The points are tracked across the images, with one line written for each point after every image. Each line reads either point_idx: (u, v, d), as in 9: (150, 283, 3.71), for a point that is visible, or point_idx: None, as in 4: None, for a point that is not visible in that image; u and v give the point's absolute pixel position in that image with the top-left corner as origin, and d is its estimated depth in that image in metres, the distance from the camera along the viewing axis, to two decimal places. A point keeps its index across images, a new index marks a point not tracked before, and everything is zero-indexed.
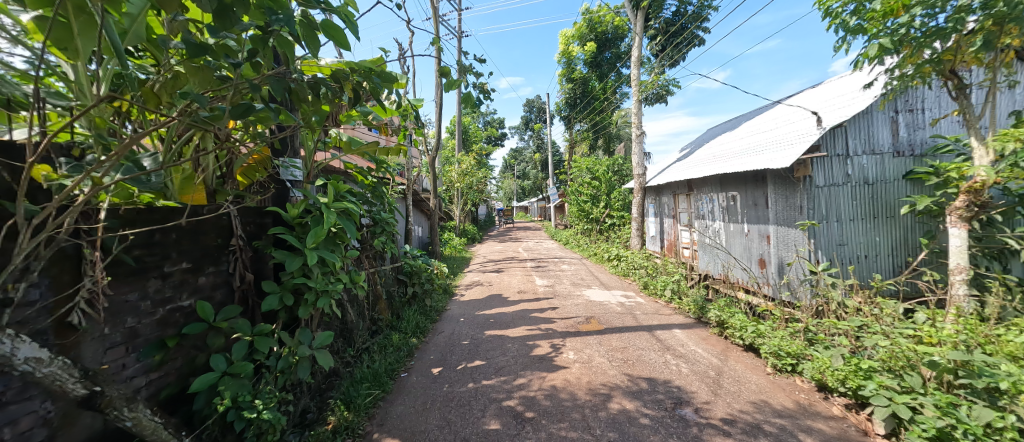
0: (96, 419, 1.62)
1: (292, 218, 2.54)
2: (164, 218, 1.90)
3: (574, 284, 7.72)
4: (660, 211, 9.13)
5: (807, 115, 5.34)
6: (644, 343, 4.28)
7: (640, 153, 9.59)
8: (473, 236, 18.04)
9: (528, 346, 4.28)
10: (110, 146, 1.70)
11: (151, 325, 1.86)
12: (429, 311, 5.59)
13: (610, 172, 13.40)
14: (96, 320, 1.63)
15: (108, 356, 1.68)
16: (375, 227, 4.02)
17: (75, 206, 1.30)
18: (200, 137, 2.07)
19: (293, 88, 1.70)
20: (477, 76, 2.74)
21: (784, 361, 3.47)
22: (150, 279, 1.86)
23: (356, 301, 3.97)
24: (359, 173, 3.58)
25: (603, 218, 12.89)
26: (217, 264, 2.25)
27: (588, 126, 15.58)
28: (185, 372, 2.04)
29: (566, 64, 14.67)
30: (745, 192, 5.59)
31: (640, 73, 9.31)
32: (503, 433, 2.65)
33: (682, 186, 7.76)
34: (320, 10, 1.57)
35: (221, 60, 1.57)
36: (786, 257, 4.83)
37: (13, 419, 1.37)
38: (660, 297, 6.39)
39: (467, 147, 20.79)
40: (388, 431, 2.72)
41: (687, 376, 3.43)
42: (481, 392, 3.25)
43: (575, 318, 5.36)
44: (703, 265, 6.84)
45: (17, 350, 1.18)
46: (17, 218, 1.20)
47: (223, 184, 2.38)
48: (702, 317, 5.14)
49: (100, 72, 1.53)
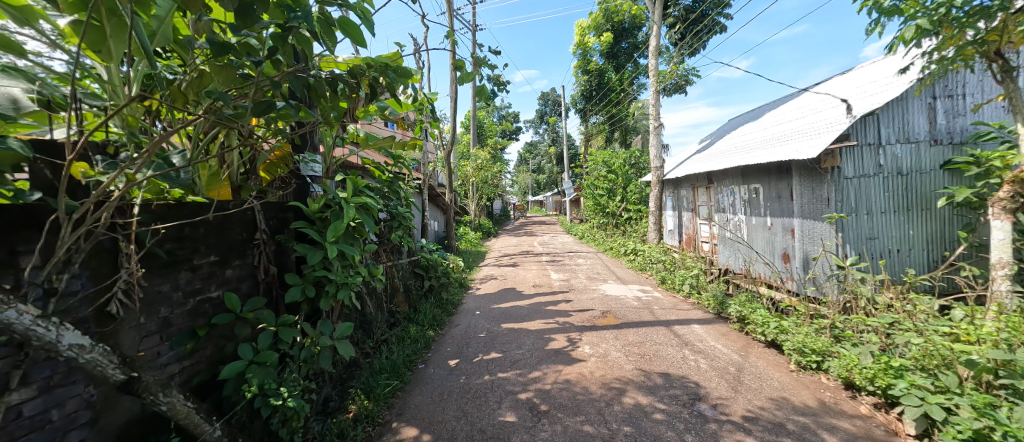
0: (135, 404, 1.71)
1: (313, 213, 2.62)
2: (191, 214, 1.99)
3: (589, 278, 7.67)
4: (678, 204, 8.95)
5: (834, 103, 5.13)
6: (661, 338, 4.23)
7: (658, 146, 9.38)
8: (488, 231, 18.19)
9: (543, 340, 4.29)
10: (141, 144, 1.77)
11: (182, 315, 1.95)
12: (446, 304, 5.66)
13: (627, 164, 13.19)
14: (133, 310, 1.71)
15: (143, 344, 1.77)
16: (393, 221, 4.12)
17: (111, 201, 1.39)
18: (225, 134, 2.13)
19: (313, 85, 1.72)
20: (492, 68, 2.72)
21: (808, 358, 3.37)
22: (180, 271, 1.94)
23: (375, 294, 4.06)
24: (376, 168, 3.65)
25: (619, 211, 12.72)
26: (242, 257, 2.34)
27: (604, 118, 15.35)
28: (214, 360, 2.14)
29: (582, 56, 14.45)
30: (769, 184, 5.42)
31: (659, 63, 9.10)
32: (519, 425, 2.66)
33: (702, 179, 7.58)
34: (337, 6, 1.57)
35: (243, 58, 1.62)
36: (812, 251, 4.68)
37: (60, 401, 1.45)
38: (678, 291, 6.29)
39: (482, 142, 20.77)
40: (406, 421, 2.79)
41: (706, 372, 3.37)
42: (497, 384, 3.28)
43: (591, 312, 5.34)
44: (723, 259, 6.69)
45: (62, 336, 1.25)
46: (58, 213, 1.29)
47: (246, 180, 2.45)
48: (722, 312, 5.04)
49: (132, 74, 1.58)
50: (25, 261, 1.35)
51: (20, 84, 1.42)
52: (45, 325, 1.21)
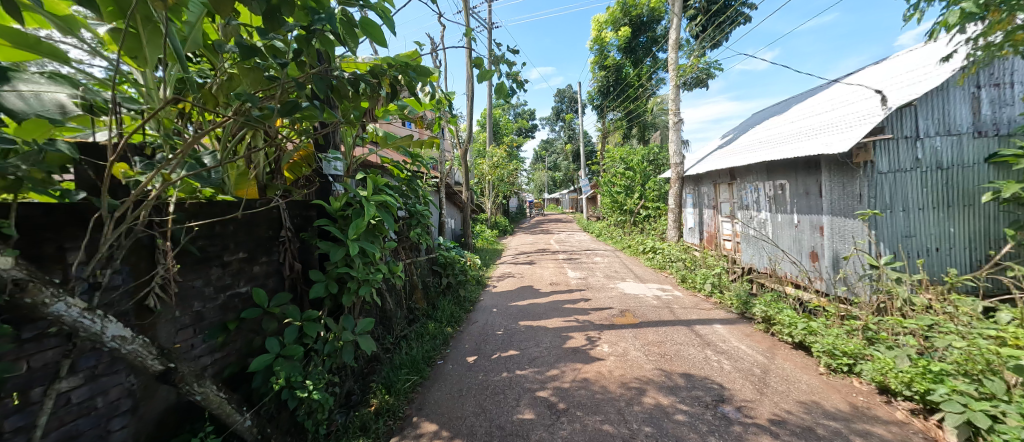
0: (171, 393, 1.80)
1: (336, 211, 2.68)
2: (222, 212, 2.07)
3: (607, 276, 7.58)
4: (698, 201, 8.75)
5: (867, 95, 4.91)
6: (682, 338, 4.16)
7: (677, 141, 9.19)
8: (504, 228, 18.24)
9: (561, 338, 4.28)
10: (175, 146, 1.85)
11: (214, 309, 2.04)
12: (463, 301, 5.72)
13: (645, 161, 12.96)
14: (169, 304, 1.80)
15: (179, 337, 1.86)
16: (411, 219, 4.18)
17: (148, 200, 1.46)
18: (252, 135, 2.20)
19: (336, 85, 1.76)
20: (510, 65, 2.70)
21: (839, 361, 3.24)
22: (212, 267, 2.03)
23: (395, 291, 4.14)
24: (395, 167, 3.71)
25: (637, 209, 12.53)
26: (269, 254, 2.43)
27: (622, 114, 15.12)
28: (244, 353, 2.22)
29: (599, 51, 14.24)
30: (796, 180, 5.23)
31: (679, 56, 8.89)
32: (537, 423, 2.67)
33: (724, 175, 7.38)
34: (358, 7, 1.60)
35: (270, 61, 1.66)
36: (842, 250, 4.49)
37: (105, 389, 1.54)
38: (699, 290, 6.15)
39: (498, 139, 20.78)
40: (426, 416, 2.83)
41: (730, 374, 3.29)
42: (515, 381, 3.29)
43: (609, 311, 5.28)
44: (746, 258, 6.50)
45: (106, 328, 1.32)
46: (101, 211, 1.36)
47: (272, 179, 2.53)
48: (746, 312, 4.90)
49: (165, 78, 1.63)
50: (72, 256, 1.43)
51: (66, 89, 1.47)
52: (91, 317, 1.28)
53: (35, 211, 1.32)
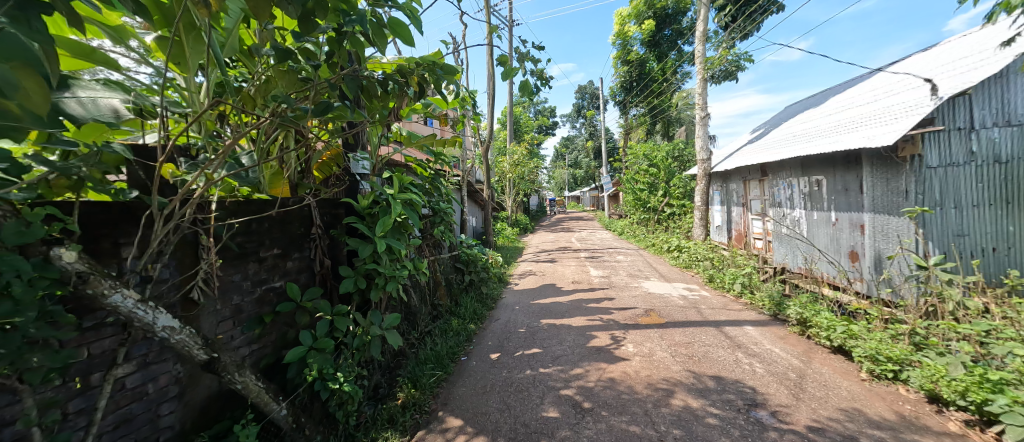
0: (213, 381, 1.90)
1: (364, 209, 2.75)
2: (258, 209, 2.16)
3: (630, 275, 7.45)
4: (726, 199, 8.45)
5: (913, 85, 4.60)
6: (710, 339, 4.03)
7: (704, 137, 8.91)
8: (525, 226, 18.23)
9: (585, 337, 4.24)
10: (216, 147, 1.94)
11: (251, 302, 2.13)
12: (485, 298, 5.76)
13: (670, 158, 12.64)
14: (211, 297, 1.90)
15: (220, 328, 1.96)
16: (435, 217, 4.24)
17: (193, 199, 1.54)
18: (285, 136, 2.28)
19: (366, 85, 1.80)
20: (535, 62, 2.68)
21: (883, 367, 3.06)
22: (249, 263, 2.12)
23: (419, 287, 4.21)
24: (419, 165, 3.76)
25: (661, 207, 12.24)
26: (301, 250, 2.53)
27: (645, 110, 14.80)
28: (278, 345, 2.32)
29: (622, 46, 13.97)
30: (834, 176, 4.96)
31: (706, 49, 8.60)
32: (562, 421, 2.65)
33: (755, 172, 7.10)
34: (388, 7, 1.63)
35: (304, 63, 1.72)
36: (886, 250, 4.23)
37: (155, 376, 1.64)
38: (728, 290, 5.95)
39: (519, 137, 20.74)
40: (451, 410, 2.87)
41: (763, 377, 3.16)
42: (539, 379, 3.29)
43: (633, 310, 5.19)
44: (779, 258, 6.24)
45: (157, 319, 1.40)
46: (152, 209, 1.45)
47: (302, 178, 2.62)
48: (779, 314, 4.70)
49: (206, 83, 1.70)
50: (126, 251, 1.53)
51: (118, 95, 1.57)
52: (145, 308, 1.36)
53: (93, 209, 1.42)
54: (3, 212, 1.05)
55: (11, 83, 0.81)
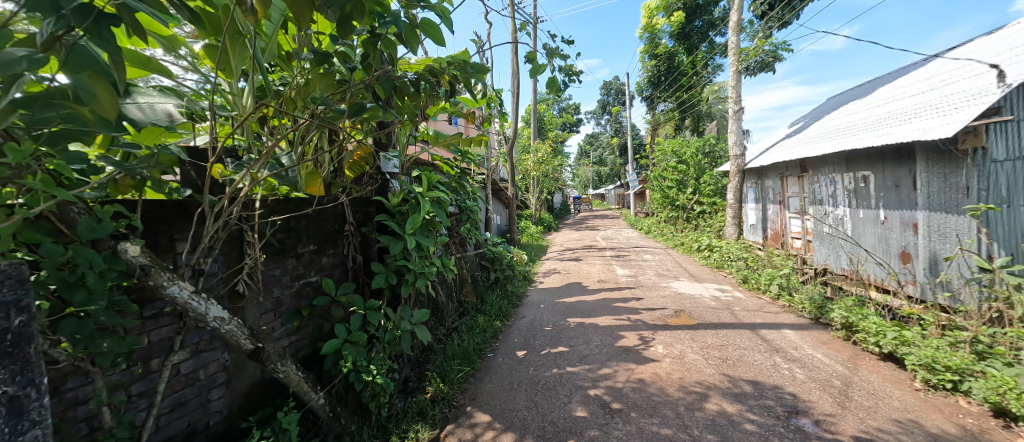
0: (257, 370, 2.01)
1: (394, 207, 2.82)
2: (296, 207, 2.27)
3: (658, 275, 7.26)
4: (762, 196, 8.08)
5: (975, 72, 4.24)
6: (746, 343, 3.87)
7: (738, 132, 8.55)
8: (549, 224, 18.16)
9: (612, 337, 4.17)
10: (259, 148, 2.05)
11: (290, 296, 2.24)
12: (510, 296, 5.78)
13: (700, 154, 12.22)
14: (255, 290, 2.01)
15: (263, 320, 2.07)
16: (461, 215, 4.30)
17: (240, 197, 1.62)
18: (320, 137, 2.38)
19: (399, 85, 1.84)
20: (564, 58, 2.65)
21: (941, 377, 2.84)
22: (288, 258, 2.23)
23: (446, 284, 4.28)
24: (446, 164, 3.82)
25: (691, 204, 11.84)
26: (335, 247, 2.63)
27: (674, 105, 14.37)
28: (315, 337, 2.43)
29: (650, 39, 13.59)
30: (884, 171, 4.64)
31: (741, 39, 8.24)
32: (591, 421, 2.62)
33: (793, 167, 6.75)
34: (420, 8, 1.66)
35: (340, 65, 1.78)
36: (943, 251, 3.92)
37: (205, 363, 1.76)
38: (764, 292, 5.68)
39: (543, 135, 20.62)
40: (479, 406, 2.90)
41: (804, 384, 3.01)
42: (566, 378, 3.27)
43: (663, 311, 5.06)
44: (820, 258, 5.91)
45: (209, 310, 1.49)
46: (203, 207, 1.54)
47: (335, 178, 2.72)
48: (822, 318, 4.44)
49: (249, 87, 1.78)
50: (180, 246, 1.64)
51: (172, 101, 1.67)
52: (198, 299, 1.46)
53: (152, 207, 1.53)
54: (78, 208, 1.16)
55: (87, 92, 0.90)
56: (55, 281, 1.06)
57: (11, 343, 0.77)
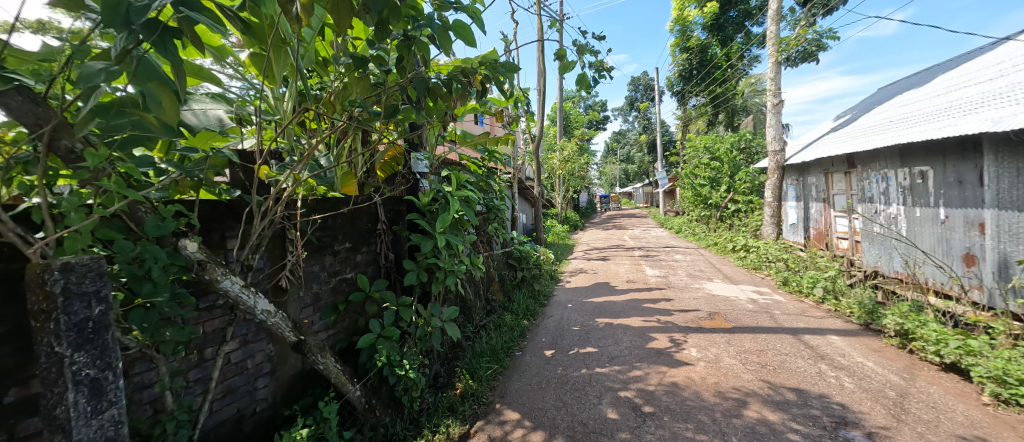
0: (298, 361, 2.12)
1: (424, 206, 2.88)
2: (333, 206, 2.36)
3: (690, 276, 7.03)
4: (803, 194, 7.63)
5: None
6: (787, 348, 3.68)
7: (777, 126, 8.13)
8: (574, 223, 18.00)
9: (643, 338, 4.08)
10: (299, 151, 2.14)
11: (327, 291, 2.34)
12: (537, 295, 5.77)
13: (735, 150, 11.72)
14: (296, 285, 2.11)
15: (304, 313, 2.17)
16: (489, 214, 4.34)
17: (284, 197, 1.70)
18: (354, 138, 2.45)
19: (432, 86, 1.89)
20: (595, 54, 2.61)
21: (1013, 391, 2.59)
22: (326, 255, 2.33)
23: (474, 282, 4.33)
24: (473, 164, 3.86)
25: (724, 203, 11.37)
26: (369, 245, 2.72)
27: (706, 99, 13.85)
28: (350, 331, 2.52)
29: (680, 32, 13.17)
30: (945, 166, 4.27)
31: (780, 29, 7.82)
32: (622, 424, 2.58)
33: (840, 163, 6.33)
34: (453, 10, 1.68)
35: (376, 69, 1.83)
36: (1015, 253, 3.56)
37: (253, 353, 1.87)
38: (807, 295, 5.37)
39: (569, 133, 20.41)
40: (509, 404, 2.91)
41: (853, 394, 2.82)
42: (595, 379, 3.23)
43: (696, 313, 4.90)
44: (870, 260, 5.50)
45: (257, 303, 1.58)
46: (251, 207, 1.63)
47: (368, 178, 2.81)
48: (873, 324, 4.15)
49: (290, 91, 1.86)
50: (230, 243, 1.75)
51: (222, 107, 1.79)
52: (248, 293, 1.55)
53: (205, 206, 1.64)
54: (145, 207, 1.25)
55: (154, 101, 0.97)
56: (126, 274, 1.16)
57: (93, 329, 0.85)
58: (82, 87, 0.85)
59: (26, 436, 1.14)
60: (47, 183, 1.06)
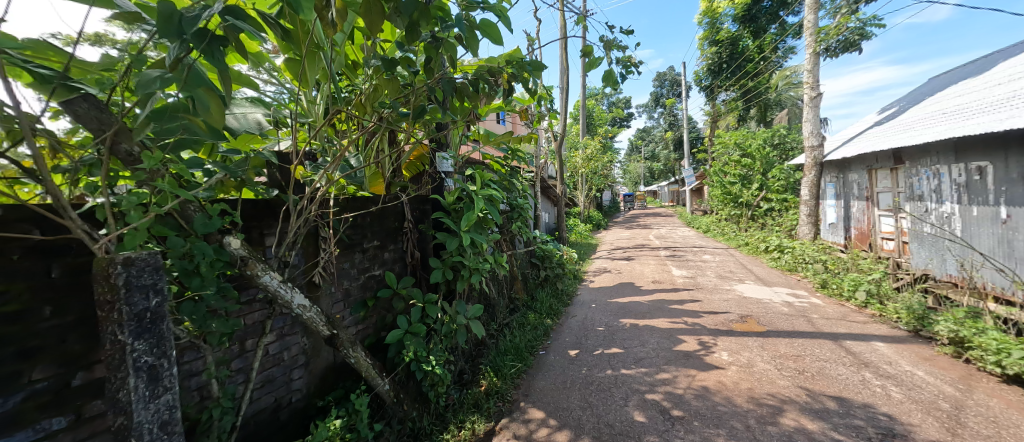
0: (330, 354, 2.20)
1: (450, 205, 2.92)
2: (362, 205, 2.43)
3: (720, 277, 6.79)
4: (844, 191, 7.22)
5: None
6: (826, 354, 3.49)
7: (814, 120, 7.72)
8: (597, 222, 17.78)
9: (670, 340, 3.98)
10: (331, 151, 2.22)
11: (357, 287, 2.42)
12: (561, 294, 5.74)
13: (767, 146, 11.23)
14: (328, 281, 2.19)
15: (335, 309, 2.25)
16: (512, 213, 4.35)
17: (317, 196, 1.77)
18: (382, 138, 2.51)
19: (459, 86, 1.93)
20: (623, 50, 2.56)
21: None
22: (355, 253, 2.40)
23: (498, 281, 4.35)
24: (497, 163, 3.88)
25: (756, 201, 10.91)
26: (395, 243, 2.79)
27: (737, 93, 13.33)
28: (378, 326, 2.59)
29: (710, 25, 12.73)
30: (1007, 161, 3.94)
31: (819, 17, 7.42)
32: (650, 427, 2.52)
33: (886, 158, 5.94)
34: (480, 9, 1.69)
35: (405, 70, 1.87)
36: None
37: (288, 345, 1.95)
38: (848, 299, 5.07)
39: (592, 131, 20.13)
40: (533, 402, 2.91)
41: (902, 404, 2.65)
42: (621, 380, 3.18)
43: (726, 315, 4.73)
44: (919, 262, 5.14)
45: (293, 298, 1.65)
46: (288, 205, 1.71)
47: (395, 177, 2.88)
48: (923, 330, 3.88)
49: (322, 94, 1.92)
50: (269, 240, 1.84)
51: (261, 110, 1.88)
52: (285, 288, 1.62)
53: (246, 205, 1.72)
54: (194, 207, 1.33)
55: (204, 106, 1.03)
56: (178, 269, 1.25)
57: (150, 319, 0.91)
58: (141, 94, 0.91)
59: (91, 416, 1.24)
60: (110, 184, 1.16)
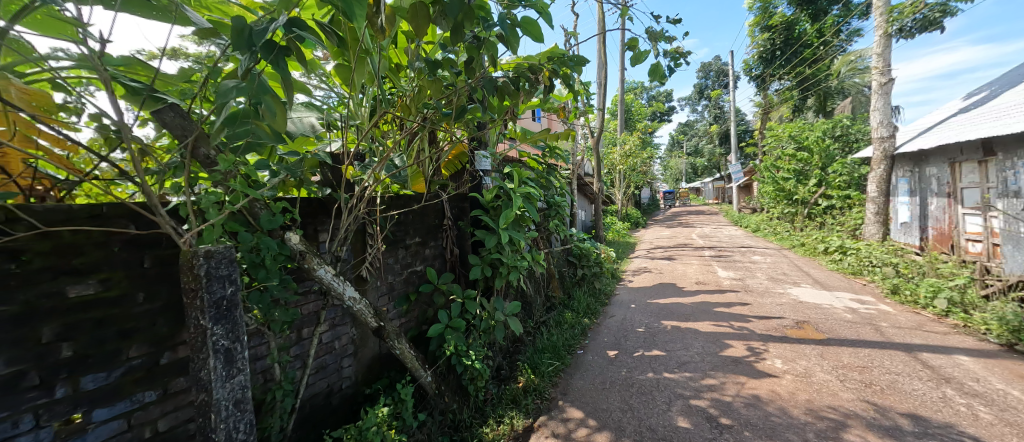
0: (376, 344, 2.31)
1: (488, 202, 2.96)
2: (406, 203, 2.52)
3: (771, 279, 6.36)
4: (919, 187, 6.51)
5: None
6: (898, 366, 3.17)
7: (885, 109, 7.00)
8: (635, 220, 17.26)
9: (716, 344, 3.79)
10: (377, 151, 2.31)
11: (400, 282, 2.52)
12: (598, 294, 5.63)
13: (827, 138, 10.34)
14: (375, 275, 2.30)
15: (381, 302, 2.36)
16: (550, 210, 4.33)
17: (365, 195, 1.86)
18: (423, 138, 2.59)
19: (500, 85, 1.95)
20: (670, 41, 2.46)
21: None
22: (399, 248, 2.50)
23: (534, 278, 4.35)
24: (534, 160, 3.87)
25: (814, 199, 10.10)
26: (436, 240, 2.87)
27: (792, 82, 12.39)
28: (420, 320, 2.69)
29: (761, 9, 11.89)
30: None
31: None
32: (696, 434, 2.43)
33: (976, 150, 5.26)
34: (522, 6, 1.70)
35: (448, 71, 1.91)
36: None
37: (339, 335, 2.07)
38: (923, 307, 4.57)
39: (631, 126, 19.53)
40: (572, 401, 2.89)
41: (992, 426, 2.36)
42: (664, 384, 3.08)
43: (779, 320, 4.43)
44: (1014, 267, 4.54)
45: (345, 290, 1.75)
46: (340, 203, 1.81)
47: (435, 176, 2.95)
48: (1018, 345, 3.42)
49: (368, 96, 2.00)
50: (322, 236, 1.96)
51: (315, 114, 2.00)
52: (339, 281, 1.72)
53: (302, 203, 1.85)
54: (260, 205, 1.45)
55: (271, 111, 1.12)
56: (247, 261, 1.37)
57: (226, 307, 1.01)
58: (219, 103, 1.00)
59: (176, 391, 1.40)
60: (191, 184, 1.29)
